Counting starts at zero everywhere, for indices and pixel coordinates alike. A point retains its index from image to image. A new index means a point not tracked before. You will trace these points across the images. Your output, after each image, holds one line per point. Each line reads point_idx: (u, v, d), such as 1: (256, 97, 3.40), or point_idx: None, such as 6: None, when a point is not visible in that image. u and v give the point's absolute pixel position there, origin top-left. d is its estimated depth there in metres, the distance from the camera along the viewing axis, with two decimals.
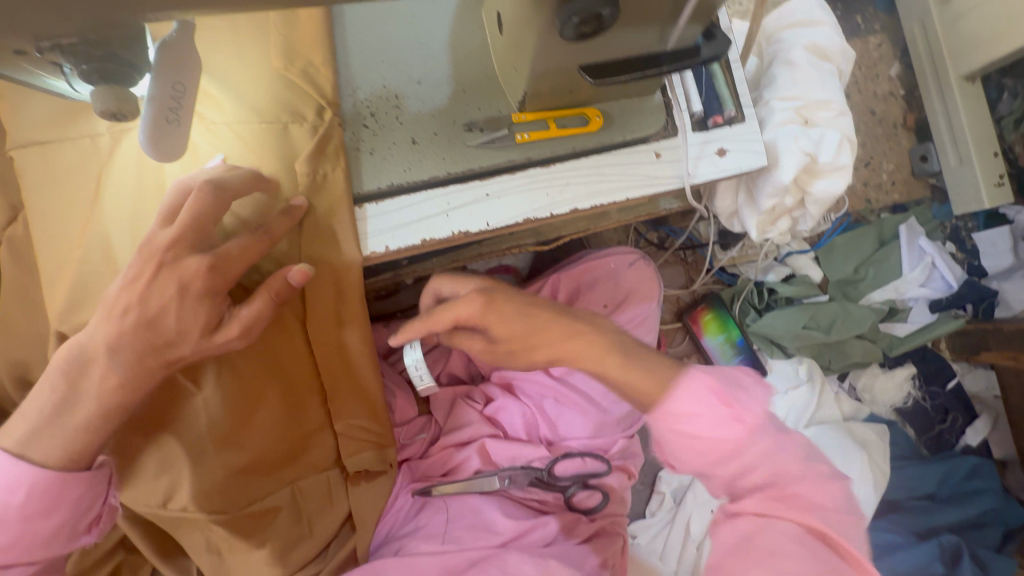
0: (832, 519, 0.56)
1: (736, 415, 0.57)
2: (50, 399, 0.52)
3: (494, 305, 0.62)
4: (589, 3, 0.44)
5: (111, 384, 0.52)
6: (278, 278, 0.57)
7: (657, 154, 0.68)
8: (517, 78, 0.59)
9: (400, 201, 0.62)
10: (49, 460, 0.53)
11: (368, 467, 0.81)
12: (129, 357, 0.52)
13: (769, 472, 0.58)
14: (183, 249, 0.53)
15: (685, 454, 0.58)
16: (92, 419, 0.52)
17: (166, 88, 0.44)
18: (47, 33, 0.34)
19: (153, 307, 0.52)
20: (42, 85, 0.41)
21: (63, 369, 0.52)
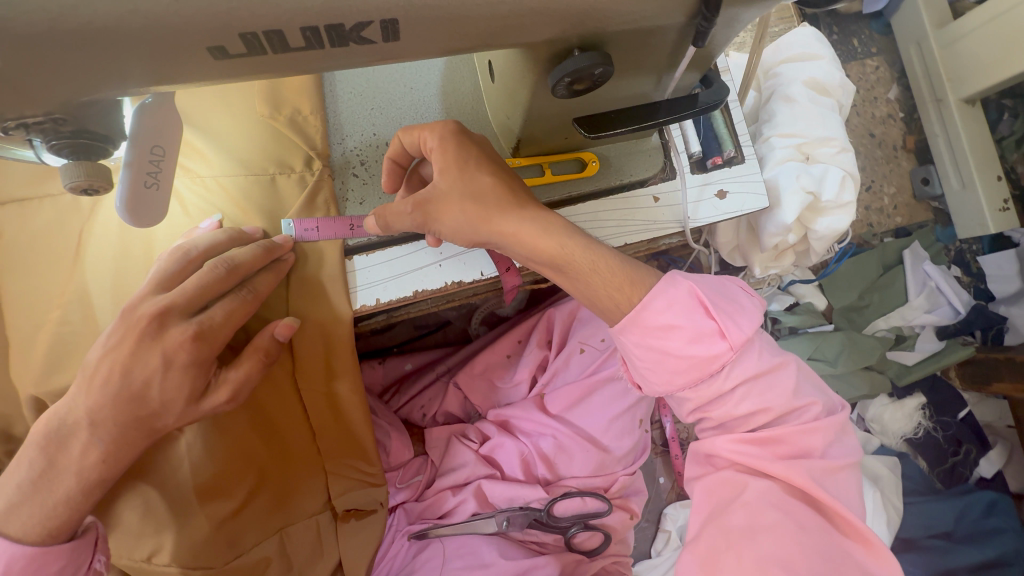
0: (819, 477, 0.54)
1: (720, 331, 0.50)
2: (25, 473, 0.49)
3: (434, 215, 0.52)
4: (582, 63, 0.42)
5: (93, 458, 0.50)
6: (264, 336, 0.56)
7: (655, 198, 0.66)
8: (509, 125, 0.57)
9: (390, 252, 0.61)
10: (26, 534, 0.49)
11: (360, 505, 0.78)
12: (111, 430, 0.50)
13: (747, 400, 0.54)
14: (168, 317, 0.51)
15: (658, 372, 0.52)
16: (70, 496, 0.49)
17: (143, 153, 0.42)
18: (13, 113, 0.32)
19: (135, 378, 0.50)
20: (12, 156, 0.38)
21: (40, 441, 0.50)
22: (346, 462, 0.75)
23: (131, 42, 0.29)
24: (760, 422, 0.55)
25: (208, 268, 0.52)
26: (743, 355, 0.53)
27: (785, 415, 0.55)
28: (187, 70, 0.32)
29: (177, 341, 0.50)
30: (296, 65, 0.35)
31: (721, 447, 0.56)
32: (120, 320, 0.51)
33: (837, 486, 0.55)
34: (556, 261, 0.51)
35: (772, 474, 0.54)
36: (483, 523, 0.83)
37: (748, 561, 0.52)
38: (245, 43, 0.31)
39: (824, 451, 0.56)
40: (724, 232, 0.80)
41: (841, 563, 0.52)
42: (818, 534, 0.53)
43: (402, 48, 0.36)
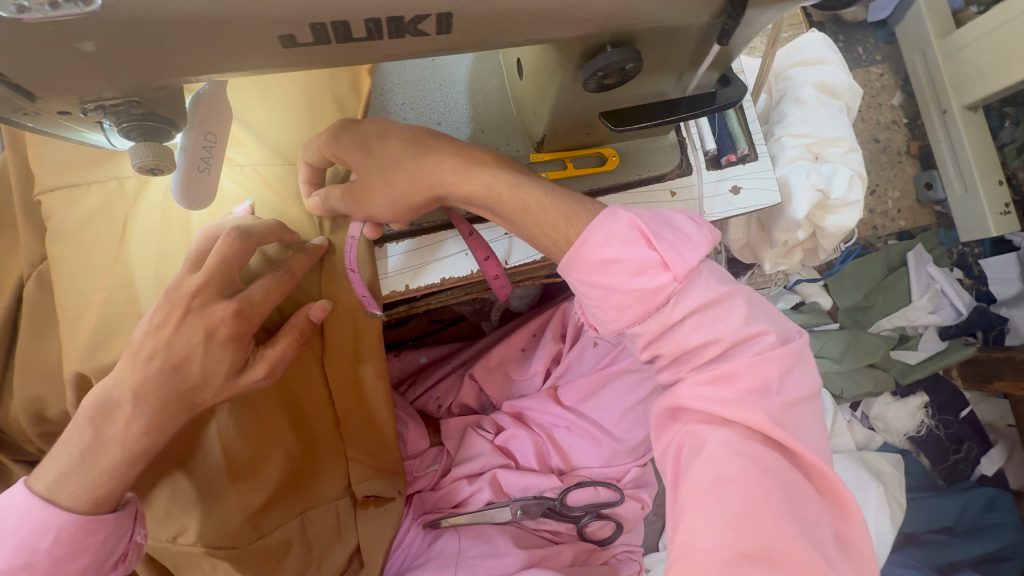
0: (778, 415, 0.47)
1: (661, 262, 0.49)
2: (74, 444, 0.52)
3: (364, 199, 0.56)
4: (613, 60, 0.45)
5: (137, 431, 0.52)
6: (299, 316, 0.59)
7: (672, 193, 0.69)
8: (536, 121, 0.60)
9: (420, 241, 0.65)
10: (75, 503, 0.51)
11: (379, 492, 0.79)
12: (155, 404, 0.52)
13: (702, 337, 0.49)
14: (212, 294, 0.54)
15: (606, 307, 0.51)
16: (115, 467, 0.52)
17: (198, 139, 0.45)
18: (93, 95, 0.35)
19: (180, 354, 0.53)
20: (81, 140, 0.41)
21: (88, 413, 0.52)
22: (367, 447, 0.77)
23: (212, 30, 0.32)
24: (711, 356, 0.49)
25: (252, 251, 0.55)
26: (692, 286, 0.50)
27: (738, 348, 0.49)
28: (255, 57, 0.35)
29: (218, 316, 0.53)
30: (353, 54, 0.37)
31: (693, 397, 0.49)
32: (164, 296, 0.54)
33: (796, 420, 0.49)
34: (484, 201, 0.54)
35: (731, 418, 0.48)
36: (498, 511, 0.85)
37: (718, 522, 0.45)
38: (313, 32, 0.34)
39: (782, 384, 0.49)
40: (735, 229, 0.83)
41: (806, 507, 0.46)
42: (783, 480, 0.46)
43: (449, 41, 0.39)
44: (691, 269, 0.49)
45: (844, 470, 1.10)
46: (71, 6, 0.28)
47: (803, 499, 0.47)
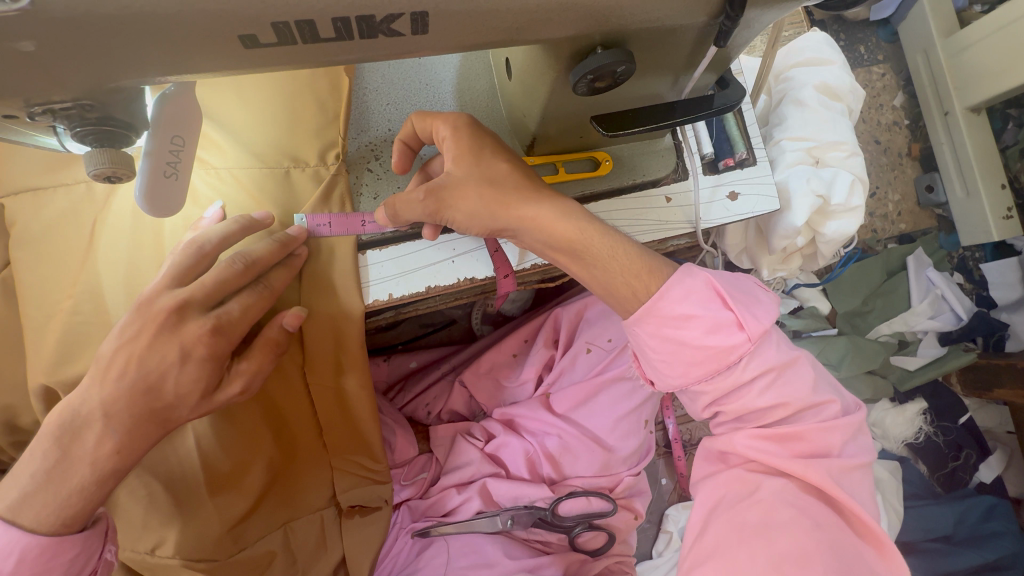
0: (836, 476, 0.54)
1: (738, 322, 0.51)
2: (39, 463, 0.49)
3: (449, 202, 0.52)
4: (604, 61, 0.42)
5: (106, 450, 0.50)
6: (273, 326, 0.57)
7: (668, 199, 0.66)
8: (526, 123, 0.57)
9: (404, 247, 0.62)
10: (42, 524, 0.48)
11: (365, 501, 0.78)
12: (126, 422, 0.50)
13: (762, 397, 0.54)
14: (186, 309, 0.51)
15: (674, 363, 0.52)
16: (84, 486, 0.49)
17: (164, 142, 0.42)
18: (40, 99, 0.33)
19: (151, 370, 0.50)
20: (35, 143, 0.38)
21: (53, 432, 0.49)
22: (352, 457, 0.75)
23: (163, 29, 0.29)
24: (778, 416, 0.55)
25: (225, 263, 0.53)
26: (762, 347, 0.53)
27: (800, 414, 0.55)
28: (215, 57, 0.32)
29: (193, 334, 0.51)
30: (324, 56, 0.35)
31: (744, 440, 0.55)
32: (135, 309, 0.51)
33: (854, 484, 0.55)
34: (573, 247, 0.52)
35: (790, 472, 0.54)
36: (489, 521, 0.83)
37: (763, 559, 0.51)
38: (275, 32, 0.31)
39: (841, 450, 0.55)
40: (732, 234, 0.80)
41: (852, 555, 0.52)
42: (829, 532, 0.52)
43: (426, 42, 0.36)
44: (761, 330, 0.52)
45: None
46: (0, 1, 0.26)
47: (848, 549, 0.52)
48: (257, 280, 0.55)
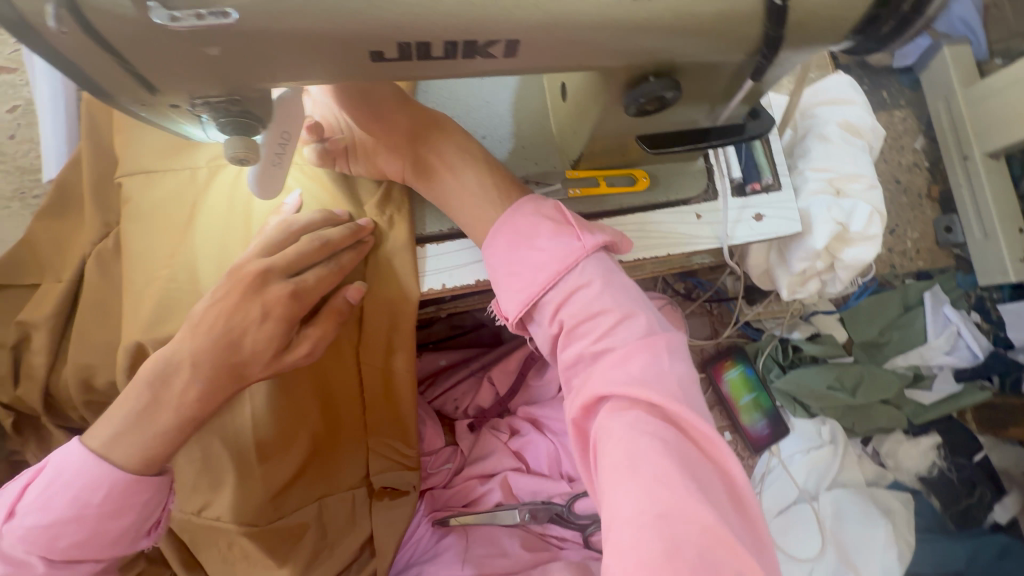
0: None
1: (575, 233, 0.58)
2: (132, 406, 0.56)
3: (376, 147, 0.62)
4: (655, 88, 0.49)
5: (191, 398, 0.56)
6: (338, 298, 0.64)
7: (697, 216, 0.72)
8: (575, 140, 0.65)
9: (457, 243, 0.68)
10: (129, 462, 0.55)
11: (395, 486, 0.81)
12: (208, 372, 0.57)
13: (631, 361, 0.50)
14: (270, 276, 0.59)
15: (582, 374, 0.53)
16: (165, 429, 0.56)
17: (276, 136, 0.50)
18: (201, 93, 0.40)
19: (234, 328, 0.58)
20: (178, 130, 0.46)
21: (147, 379, 0.56)
22: (389, 440, 0.80)
23: (314, 43, 0.37)
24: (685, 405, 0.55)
25: (306, 241, 0.61)
26: (608, 293, 0.55)
27: (645, 384, 0.49)
28: (344, 69, 0.40)
29: (270, 299, 0.59)
30: (427, 71, 0.42)
31: (608, 384, 0.49)
32: (226, 275, 0.60)
33: None
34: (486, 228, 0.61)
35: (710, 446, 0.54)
36: (506, 513, 0.89)
37: None
38: (399, 50, 0.38)
39: None
40: (754, 255, 0.86)
41: (716, 553, 0.41)
42: (659, 502, 0.43)
43: (512, 64, 0.43)
44: (610, 271, 0.57)
45: (851, 506, 1.12)
46: (215, 18, 0.34)
47: (691, 523, 0.42)
48: (329, 258, 0.62)
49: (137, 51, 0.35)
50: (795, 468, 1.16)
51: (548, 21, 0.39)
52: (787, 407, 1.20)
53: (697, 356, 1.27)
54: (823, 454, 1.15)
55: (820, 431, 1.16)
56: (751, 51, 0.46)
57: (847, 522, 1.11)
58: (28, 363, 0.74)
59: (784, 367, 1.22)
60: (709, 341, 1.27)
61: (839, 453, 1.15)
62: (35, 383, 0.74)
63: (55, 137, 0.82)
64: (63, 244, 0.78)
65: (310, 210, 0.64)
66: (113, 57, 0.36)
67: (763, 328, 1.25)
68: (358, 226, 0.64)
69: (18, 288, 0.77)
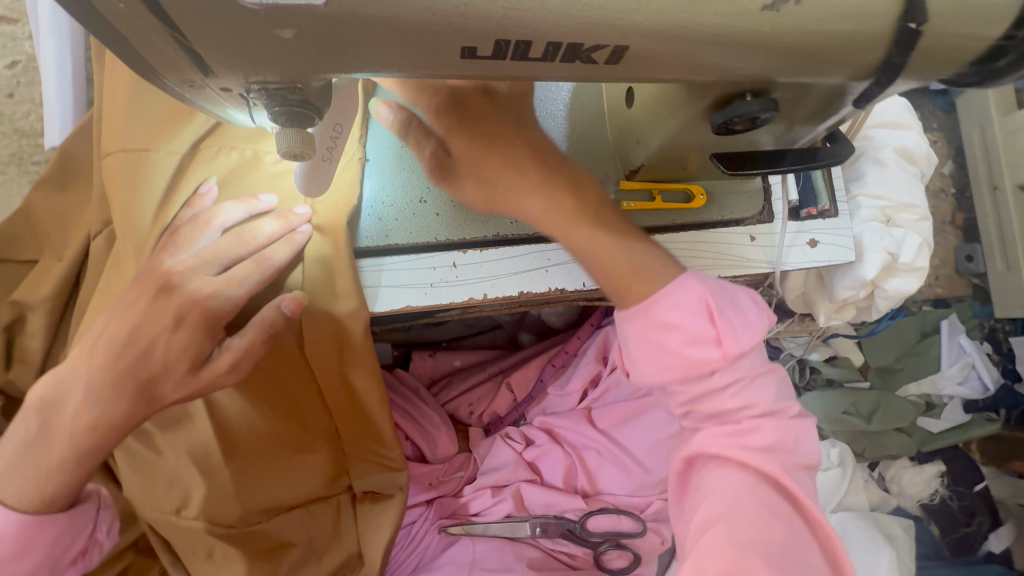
0: (790, 470, 0.53)
1: (674, 297, 0.42)
2: (25, 436, 0.51)
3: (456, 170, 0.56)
4: (751, 107, 0.45)
5: (83, 423, 0.50)
6: (270, 308, 0.54)
7: (751, 238, 0.69)
8: (636, 150, 0.60)
9: (504, 251, 0.62)
10: (19, 501, 0.50)
11: (378, 489, 0.74)
12: (104, 394, 0.50)
13: (758, 435, 0.53)
14: (184, 278, 0.52)
15: (653, 364, 0.53)
16: (60, 459, 0.50)
17: (328, 128, 0.45)
18: (258, 76, 0.35)
19: (143, 339, 0.51)
20: (223, 114, 0.41)
21: (34, 407, 0.52)
22: (361, 440, 0.72)
23: (401, 35, 0.32)
24: (741, 418, 0.53)
25: (225, 237, 0.55)
26: (718, 319, 0.52)
27: (761, 456, 0.52)
28: (425, 64, 0.35)
29: (177, 306, 0.51)
30: (513, 73, 0.37)
31: (709, 446, 0.53)
32: (139, 278, 0.54)
33: (802, 483, 0.54)
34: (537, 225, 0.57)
35: (748, 463, 0.52)
36: (516, 526, 0.83)
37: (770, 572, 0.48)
38: (494, 48, 0.34)
39: (793, 448, 0.55)
40: (794, 276, 0.82)
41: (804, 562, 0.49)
42: (732, 529, 0.49)
43: (610, 72, 0.39)
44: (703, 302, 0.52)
45: (857, 530, 1.10)
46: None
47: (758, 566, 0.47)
48: (258, 252, 0.55)
49: (193, 24, 0.30)
50: None
51: (663, 28, 0.34)
52: None
53: None
54: (831, 476, 1.14)
55: (829, 454, 1.14)
56: (858, 76, 0.42)
57: (853, 547, 1.08)
58: (21, 348, 0.69)
59: (799, 388, 1.22)
60: None
61: (848, 476, 1.13)
62: (28, 369, 0.69)
63: (59, 102, 0.75)
64: (65, 220, 0.72)
65: (228, 201, 0.58)
66: (166, 29, 0.31)
67: (783, 347, 1.21)
68: (288, 221, 0.57)
69: (10, 264, 0.71)
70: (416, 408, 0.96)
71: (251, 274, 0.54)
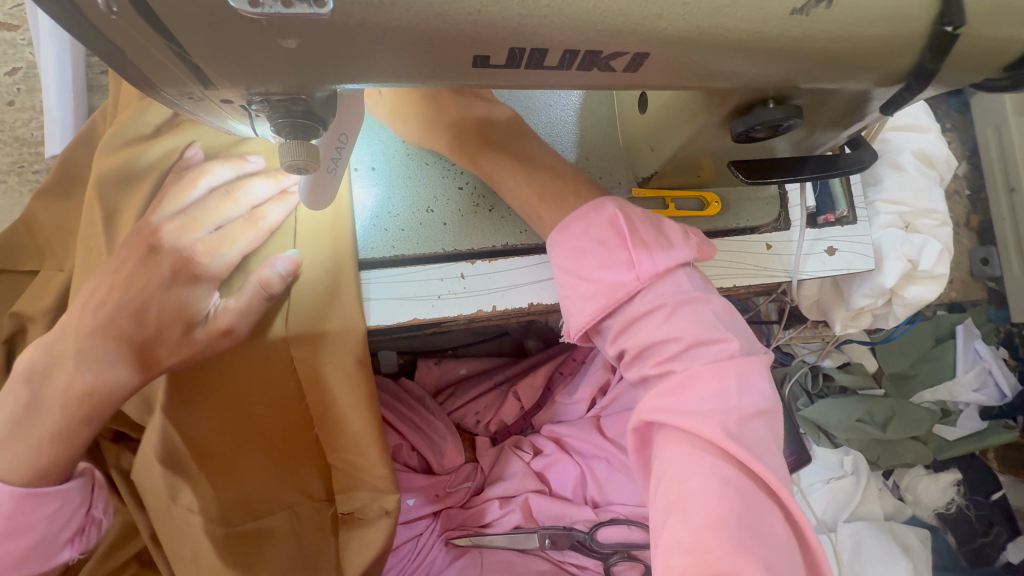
0: (734, 426, 0.42)
1: (630, 260, 0.48)
2: (15, 408, 0.50)
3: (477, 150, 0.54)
4: (774, 114, 0.43)
5: (76, 390, 0.49)
6: (263, 267, 0.54)
7: (767, 246, 0.67)
8: (649, 157, 0.58)
9: (513, 261, 0.61)
10: (11, 475, 0.49)
11: (363, 507, 0.66)
12: (100, 359, 0.50)
13: (696, 388, 0.44)
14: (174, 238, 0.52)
15: (572, 299, 0.49)
16: (55, 432, 0.49)
17: (333, 138, 0.43)
18: (260, 88, 0.33)
19: (136, 299, 0.51)
20: (224, 125, 0.40)
21: (23, 374, 0.50)
22: (344, 452, 0.64)
23: (411, 44, 0.30)
24: (670, 355, 0.46)
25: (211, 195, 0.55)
26: (678, 314, 0.47)
27: (702, 416, 0.42)
28: (436, 73, 0.33)
29: (169, 265, 0.52)
30: (526, 82, 0.36)
31: (654, 411, 0.45)
32: (128, 239, 0.54)
33: (756, 436, 0.43)
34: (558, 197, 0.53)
35: (690, 429, 0.42)
36: (525, 538, 0.82)
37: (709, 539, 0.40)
38: (508, 56, 0.32)
39: (738, 393, 0.44)
40: (809, 284, 0.80)
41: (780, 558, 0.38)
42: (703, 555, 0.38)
43: (629, 80, 0.37)
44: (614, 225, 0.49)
45: (871, 540, 1.08)
46: (305, 7, 0.27)
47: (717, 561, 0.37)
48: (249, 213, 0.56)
49: (192, 36, 0.29)
50: (815, 499, 1.12)
51: (685, 34, 0.33)
52: (810, 436, 1.16)
53: None
54: (844, 485, 1.12)
55: (842, 461, 1.14)
56: (886, 82, 0.40)
57: (867, 558, 1.07)
58: None
59: (811, 396, 1.18)
60: None
61: (862, 485, 1.12)
62: None
63: (59, 108, 0.74)
64: (65, 229, 0.70)
65: (215, 161, 0.58)
66: (165, 41, 0.29)
67: (794, 353, 1.22)
68: (278, 182, 0.58)
69: (10, 274, 0.70)
70: (421, 417, 0.94)
71: (245, 234, 0.55)
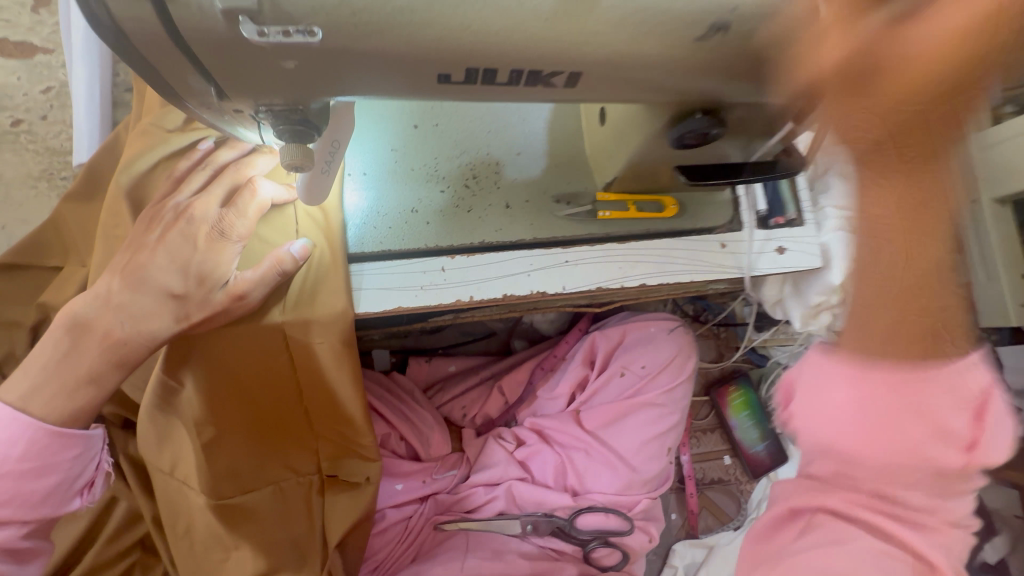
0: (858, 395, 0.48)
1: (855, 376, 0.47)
2: (48, 355, 0.56)
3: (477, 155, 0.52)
4: (701, 123, 0.50)
5: (108, 339, 0.56)
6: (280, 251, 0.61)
7: (722, 245, 0.73)
8: (610, 164, 0.66)
9: (490, 256, 0.67)
10: (45, 413, 0.54)
11: (348, 476, 0.77)
12: (132, 312, 0.56)
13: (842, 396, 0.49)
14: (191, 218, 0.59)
15: (819, 421, 0.50)
16: (88, 374, 0.56)
17: (326, 145, 0.51)
18: (265, 100, 0.41)
19: (149, 265, 0.57)
20: (234, 131, 0.48)
21: (65, 323, 0.57)
22: (332, 428, 0.73)
23: (384, 62, 0.37)
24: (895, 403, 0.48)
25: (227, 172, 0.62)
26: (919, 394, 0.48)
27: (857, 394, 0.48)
28: (407, 86, 0.41)
29: (180, 235, 0.58)
30: (485, 95, 0.43)
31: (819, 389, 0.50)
32: (149, 220, 0.61)
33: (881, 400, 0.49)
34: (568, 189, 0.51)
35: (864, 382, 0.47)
36: (508, 522, 0.89)
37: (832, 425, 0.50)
38: (466, 74, 0.40)
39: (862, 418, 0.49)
40: (770, 285, 0.88)
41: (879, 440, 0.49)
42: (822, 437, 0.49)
43: (572, 93, 0.44)
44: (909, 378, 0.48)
45: None
46: (300, 36, 0.35)
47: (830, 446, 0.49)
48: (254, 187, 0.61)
49: (211, 56, 0.36)
50: None
51: (611, 55, 0.40)
52: (787, 436, 1.21)
53: (701, 378, 1.27)
54: None
55: None
56: (796, 96, 0.47)
57: None
58: None
59: None
60: (715, 363, 1.27)
61: None
62: None
63: (87, 121, 0.83)
64: (88, 229, 0.78)
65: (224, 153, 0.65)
66: (190, 61, 0.37)
67: (769, 355, 1.24)
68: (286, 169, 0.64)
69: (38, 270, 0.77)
70: (410, 408, 1.00)
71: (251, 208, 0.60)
